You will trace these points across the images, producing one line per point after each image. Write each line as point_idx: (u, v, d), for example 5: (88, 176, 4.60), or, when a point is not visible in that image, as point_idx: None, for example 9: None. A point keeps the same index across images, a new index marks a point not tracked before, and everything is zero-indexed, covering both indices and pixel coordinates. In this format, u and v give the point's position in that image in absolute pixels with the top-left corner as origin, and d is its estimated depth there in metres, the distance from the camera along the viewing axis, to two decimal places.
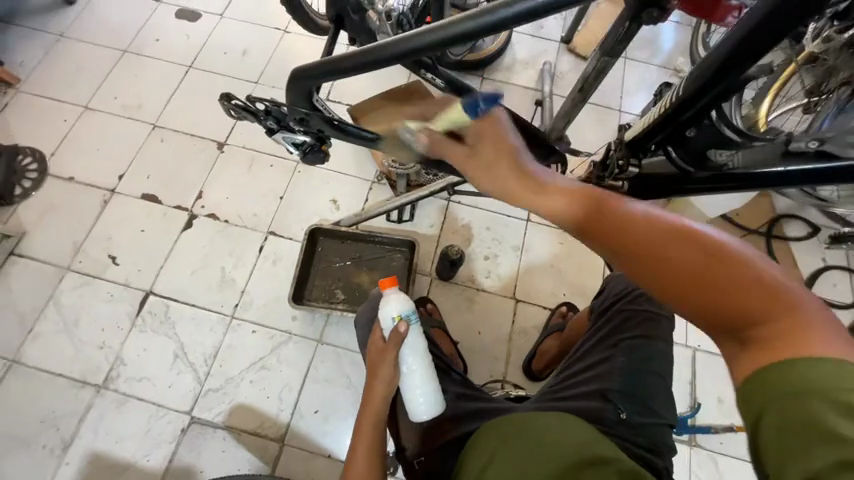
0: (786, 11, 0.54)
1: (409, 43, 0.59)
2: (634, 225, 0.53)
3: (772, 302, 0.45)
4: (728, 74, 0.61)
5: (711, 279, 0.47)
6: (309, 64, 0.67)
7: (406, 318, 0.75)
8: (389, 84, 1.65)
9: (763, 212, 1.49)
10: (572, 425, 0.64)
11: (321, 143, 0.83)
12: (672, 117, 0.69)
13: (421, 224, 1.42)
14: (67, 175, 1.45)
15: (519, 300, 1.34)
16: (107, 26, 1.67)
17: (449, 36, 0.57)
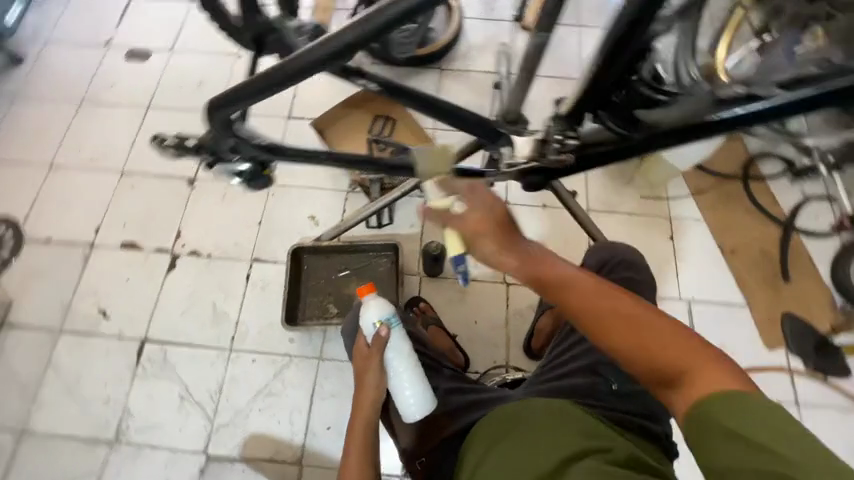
0: None
1: (338, 41, 0.57)
2: (594, 302, 0.59)
3: (693, 359, 0.54)
4: (640, 35, 0.60)
5: (650, 343, 0.56)
6: (233, 87, 0.63)
7: (387, 322, 0.75)
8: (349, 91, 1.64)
9: (737, 155, 1.49)
10: (573, 411, 0.66)
11: (262, 169, 0.79)
12: (594, 86, 0.69)
13: (402, 225, 1.42)
14: (44, 237, 1.45)
15: (510, 284, 1.35)
16: (58, 81, 1.66)
17: (377, 26, 0.57)
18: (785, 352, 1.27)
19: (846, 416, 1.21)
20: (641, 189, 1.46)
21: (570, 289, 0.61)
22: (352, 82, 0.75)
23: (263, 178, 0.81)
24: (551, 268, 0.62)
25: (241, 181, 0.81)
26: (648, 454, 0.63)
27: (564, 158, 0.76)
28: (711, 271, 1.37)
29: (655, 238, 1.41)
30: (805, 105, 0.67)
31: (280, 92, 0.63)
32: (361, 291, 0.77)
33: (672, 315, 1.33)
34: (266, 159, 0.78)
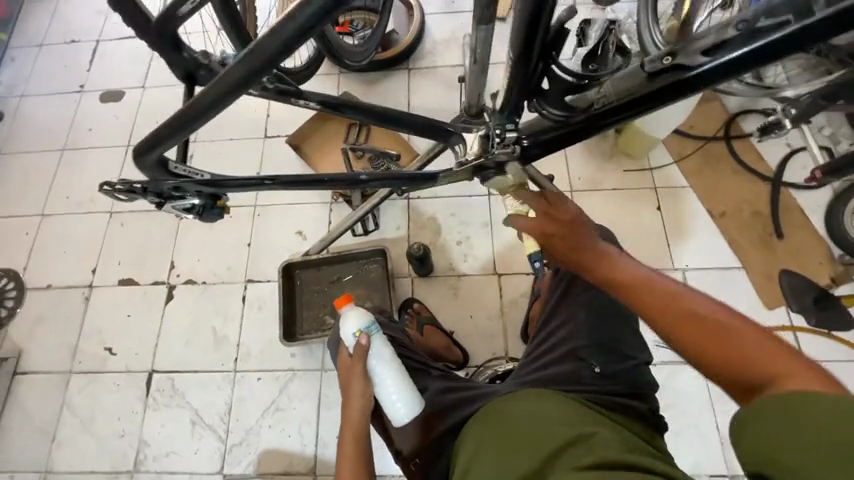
0: None
1: (255, 58, 0.54)
2: (658, 297, 0.59)
3: (775, 360, 0.50)
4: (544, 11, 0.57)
5: (724, 339, 0.53)
6: (171, 119, 0.64)
7: (366, 330, 0.81)
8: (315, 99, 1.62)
9: (718, 115, 1.47)
10: (562, 400, 0.70)
11: (214, 201, 0.80)
12: (516, 76, 0.66)
13: (388, 229, 1.43)
14: (45, 283, 1.49)
15: (502, 274, 1.35)
16: (40, 130, 1.69)
17: (287, 38, 0.52)
18: (786, 310, 1.25)
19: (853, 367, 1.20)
20: (622, 162, 1.45)
21: (636, 284, 0.61)
22: (291, 103, 0.73)
23: (216, 210, 0.82)
24: (614, 270, 0.64)
25: (194, 215, 0.81)
26: (637, 437, 0.67)
27: (512, 150, 0.77)
28: (702, 236, 1.36)
29: (642, 210, 1.40)
30: (751, 60, 0.61)
31: (209, 120, 0.63)
32: (337, 304, 0.81)
33: None
34: (213, 192, 0.78)
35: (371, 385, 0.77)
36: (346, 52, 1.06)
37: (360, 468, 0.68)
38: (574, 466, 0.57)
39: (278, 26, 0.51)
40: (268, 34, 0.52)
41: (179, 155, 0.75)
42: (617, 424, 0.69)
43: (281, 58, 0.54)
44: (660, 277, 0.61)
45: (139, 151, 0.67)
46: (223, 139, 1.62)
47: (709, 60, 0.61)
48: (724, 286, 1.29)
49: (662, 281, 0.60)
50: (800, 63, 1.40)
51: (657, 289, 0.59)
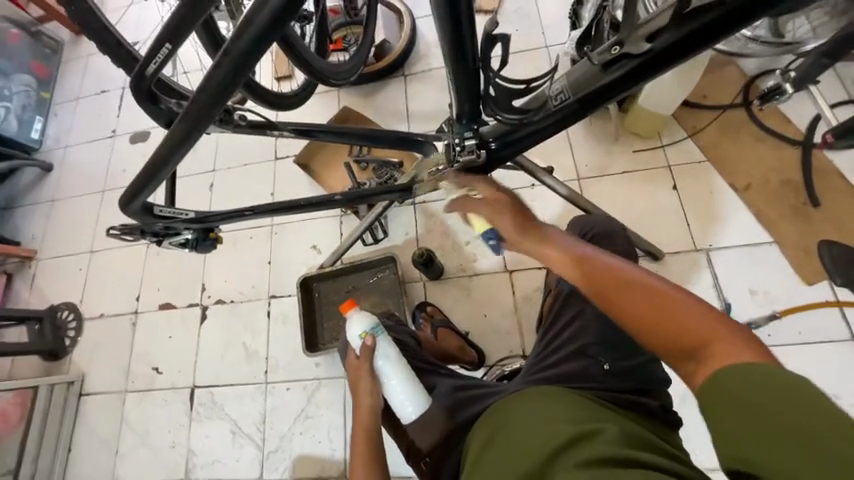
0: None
1: (210, 81, 0.56)
2: (605, 276, 0.58)
3: (712, 329, 0.50)
4: (462, 29, 0.57)
5: (663, 312, 0.53)
6: (155, 156, 0.67)
7: (372, 331, 0.81)
8: (313, 115, 1.64)
9: (734, 80, 1.37)
10: (572, 396, 0.66)
11: (207, 233, 0.87)
12: (459, 89, 0.67)
13: (397, 236, 1.46)
14: (98, 313, 1.65)
15: (513, 270, 1.34)
16: (83, 176, 1.88)
17: (235, 62, 0.53)
18: (829, 284, 1.15)
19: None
20: (631, 143, 1.39)
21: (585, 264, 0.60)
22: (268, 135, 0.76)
23: (209, 241, 0.88)
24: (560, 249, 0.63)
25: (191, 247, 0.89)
26: (649, 431, 0.61)
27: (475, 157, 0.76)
28: (726, 212, 1.27)
29: (656, 190, 1.33)
30: (696, 41, 0.58)
31: (177, 164, 0.68)
32: (343, 309, 0.83)
33: (693, 267, 1.24)
34: (201, 226, 0.84)
35: (378, 384, 0.78)
36: (332, 73, 1.10)
37: (372, 464, 0.70)
38: (574, 465, 0.52)
39: (212, 70, 0.55)
40: (206, 78, 0.56)
41: (166, 195, 0.81)
42: (631, 419, 0.63)
43: (222, 100, 0.58)
44: (604, 255, 0.60)
45: (125, 202, 0.74)
46: (239, 165, 1.73)
47: (655, 44, 0.59)
48: (756, 263, 1.21)
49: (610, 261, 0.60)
50: (826, 11, 1.26)
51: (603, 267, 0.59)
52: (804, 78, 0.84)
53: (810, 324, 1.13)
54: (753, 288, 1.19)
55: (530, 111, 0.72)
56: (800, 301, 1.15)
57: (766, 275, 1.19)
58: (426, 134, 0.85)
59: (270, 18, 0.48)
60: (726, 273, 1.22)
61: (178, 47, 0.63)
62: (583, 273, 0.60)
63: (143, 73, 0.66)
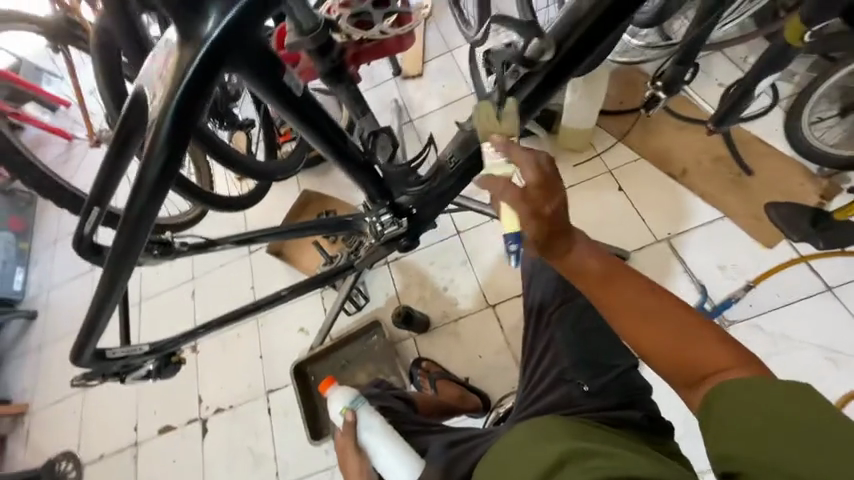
0: (297, 111, 0.58)
1: (131, 217, 0.55)
2: (632, 302, 0.56)
3: (716, 358, 0.52)
4: (324, 131, 0.62)
5: (674, 335, 0.54)
6: (96, 298, 0.66)
7: (352, 406, 0.80)
8: (277, 204, 1.73)
9: (642, 83, 1.52)
10: (537, 423, 0.65)
11: (169, 357, 0.88)
12: (361, 179, 0.72)
13: (378, 298, 1.48)
14: (98, 454, 1.59)
15: (495, 304, 1.36)
16: (68, 316, 1.90)
17: (149, 195, 0.52)
18: (788, 242, 1.19)
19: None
20: (571, 158, 1.47)
21: (610, 284, 0.57)
22: (207, 250, 0.79)
23: (172, 365, 0.89)
24: (589, 268, 0.57)
25: (155, 376, 0.88)
26: (641, 444, 0.60)
27: (398, 226, 0.80)
28: (674, 198, 1.33)
29: (604, 194, 1.40)
30: (532, 102, 0.76)
31: (111, 313, 0.68)
32: (322, 388, 0.83)
33: (659, 258, 1.28)
34: (161, 353, 0.85)
35: (367, 458, 0.77)
36: (279, 170, 1.22)
37: None
38: None
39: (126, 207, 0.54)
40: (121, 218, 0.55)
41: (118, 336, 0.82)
42: (625, 437, 0.62)
43: (134, 250, 0.59)
44: (627, 280, 0.57)
45: (76, 354, 0.74)
46: (217, 267, 1.77)
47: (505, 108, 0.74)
48: (715, 239, 1.25)
49: (631, 286, 0.56)
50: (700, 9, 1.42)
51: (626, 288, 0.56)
52: (676, 81, 0.95)
53: (785, 285, 1.15)
54: (722, 264, 1.22)
55: (431, 179, 0.79)
56: (769, 266, 1.18)
57: (730, 250, 1.23)
58: (355, 214, 0.88)
59: (158, 172, 0.50)
60: (693, 256, 1.25)
61: (108, 207, 0.64)
62: (609, 294, 0.56)
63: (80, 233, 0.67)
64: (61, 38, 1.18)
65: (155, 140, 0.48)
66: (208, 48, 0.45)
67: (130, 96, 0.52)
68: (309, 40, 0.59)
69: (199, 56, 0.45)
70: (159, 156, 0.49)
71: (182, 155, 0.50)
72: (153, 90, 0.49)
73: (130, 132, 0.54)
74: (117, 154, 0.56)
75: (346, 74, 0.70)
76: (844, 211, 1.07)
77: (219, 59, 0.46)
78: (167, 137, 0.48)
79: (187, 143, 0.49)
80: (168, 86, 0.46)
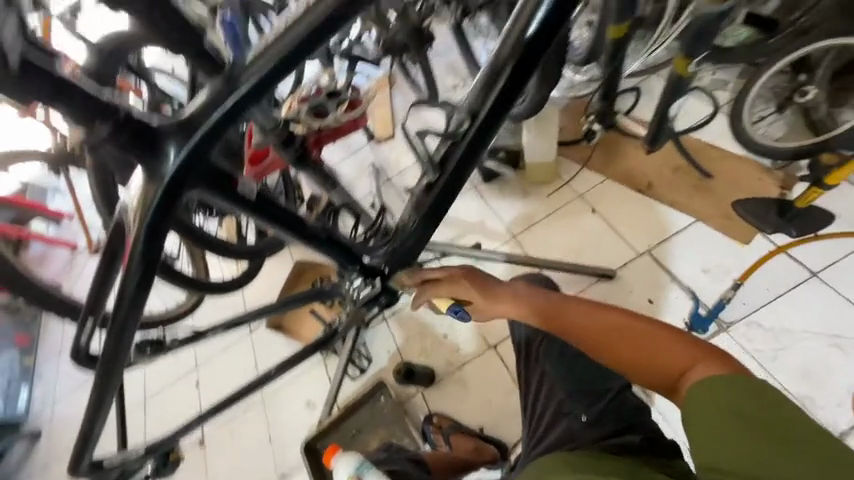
0: (261, 207, 0.63)
1: (116, 326, 0.58)
2: (588, 324, 0.63)
3: (685, 356, 0.56)
4: (286, 220, 0.66)
5: (640, 344, 0.58)
6: (88, 411, 0.67)
7: (358, 472, 0.79)
8: (272, 278, 1.77)
9: None
10: (536, 463, 0.64)
11: (168, 454, 0.87)
12: (332, 253, 0.75)
13: (381, 357, 1.47)
14: None
15: (497, 345, 1.35)
16: (73, 427, 1.86)
17: (129, 305, 0.57)
18: (764, 236, 1.23)
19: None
20: (543, 189, 1.55)
21: (563, 313, 0.66)
22: (198, 340, 0.81)
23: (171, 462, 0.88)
24: (542, 305, 0.69)
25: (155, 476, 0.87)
26: (646, 469, 0.58)
27: (371, 288, 0.83)
28: (647, 212, 1.39)
29: (579, 219, 1.46)
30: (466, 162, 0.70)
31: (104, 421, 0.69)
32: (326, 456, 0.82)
33: (644, 272, 1.31)
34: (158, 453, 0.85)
35: None
36: (267, 248, 1.31)
37: None
38: None
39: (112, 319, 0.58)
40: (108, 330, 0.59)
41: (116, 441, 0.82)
42: (627, 463, 0.60)
43: (120, 358, 0.62)
44: (576, 306, 0.66)
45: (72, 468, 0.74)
46: (219, 351, 1.77)
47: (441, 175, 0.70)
48: (694, 245, 1.29)
49: (581, 309, 0.65)
50: None
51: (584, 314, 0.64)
52: None
53: (771, 279, 1.17)
54: (704, 266, 1.26)
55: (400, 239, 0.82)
56: (751, 262, 1.22)
57: (710, 253, 1.27)
58: (332, 281, 0.90)
59: (136, 286, 0.55)
60: (677, 265, 1.28)
61: (100, 319, 0.68)
62: (566, 321, 0.65)
63: (76, 346, 0.70)
64: (60, 162, 1.30)
65: (131, 259, 0.53)
66: (169, 182, 0.50)
67: (112, 223, 0.58)
68: (272, 136, 0.70)
69: (161, 191, 0.51)
70: (136, 271, 0.54)
71: (156, 269, 0.55)
72: (127, 218, 0.55)
73: (113, 251, 0.60)
74: (104, 273, 0.62)
75: (310, 160, 0.78)
76: (803, 199, 1.13)
77: (179, 188, 0.51)
78: (141, 259, 0.53)
79: (159, 259, 0.55)
80: (138, 218, 0.52)
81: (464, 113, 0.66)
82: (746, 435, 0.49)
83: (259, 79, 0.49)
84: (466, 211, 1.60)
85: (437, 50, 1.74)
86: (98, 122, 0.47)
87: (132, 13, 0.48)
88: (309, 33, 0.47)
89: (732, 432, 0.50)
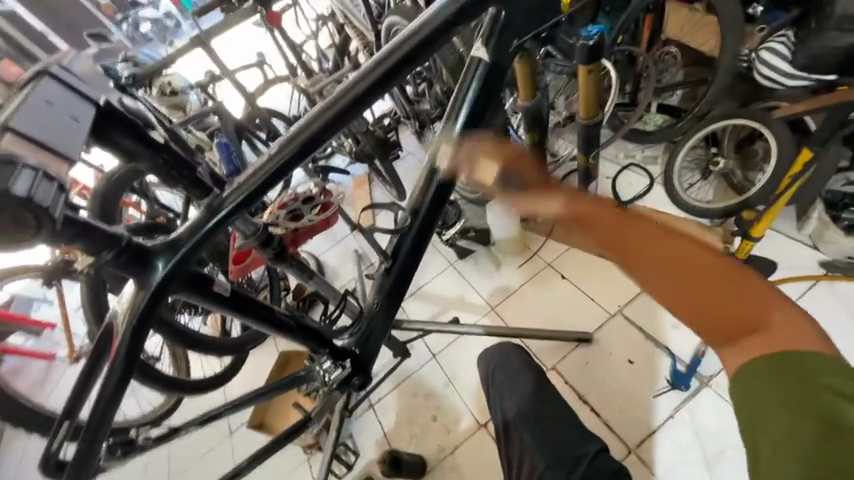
0: (237, 305, 0.70)
1: (92, 427, 0.60)
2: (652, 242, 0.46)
3: (760, 314, 0.41)
4: (259, 313, 0.72)
5: (714, 280, 0.42)
6: None
7: None
8: (254, 373, 1.72)
9: None
10: None
11: None
12: (304, 339, 0.79)
13: (368, 451, 1.39)
14: None
15: (487, 423, 1.31)
16: None
17: (107, 402, 0.59)
18: None
19: (807, 298, 1.23)
20: (514, 261, 1.66)
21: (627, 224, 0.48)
22: (171, 439, 0.80)
23: None
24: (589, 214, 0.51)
25: None
26: None
27: (340, 371, 0.84)
28: (610, 276, 1.48)
29: (552, 287, 1.54)
30: (419, 245, 0.79)
31: None
32: None
33: (618, 333, 1.35)
34: None
35: None
36: (248, 340, 1.33)
37: None
38: None
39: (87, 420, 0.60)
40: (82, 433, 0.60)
41: None
42: None
43: (88, 464, 0.61)
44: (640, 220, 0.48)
45: None
46: (193, 460, 1.64)
47: (397, 255, 0.79)
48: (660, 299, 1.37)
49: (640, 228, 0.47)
50: None
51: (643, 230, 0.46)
52: None
53: None
54: (673, 322, 1.32)
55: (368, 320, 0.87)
56: None
57: None
58: (307, 366, 0.91)
59: (115, 384, 0.59)
60: (647, 323, 1.34)
61: (76, 424, 0.68)
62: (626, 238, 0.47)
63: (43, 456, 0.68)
64: (56, 275, 1.39)
65: (115, 359, 0.58)
66: (154, 288, 0.58)
67: (102, 327, 0.64)
68: (252, 239, 0.77)
69: (148, 295, 0.58)
70: (117, 369, 0.58)
71: (136, 366, 0.60)
72: (115, 321, 0.61)
73: (97, 355, 0.64)
74: (87, 376, 0.64)
75: (286, 258, 0.87)
76: (740, 251, 1.23)
77: (162, 293, 0.59)
78: (124, 357, 0.58)
79: (140, 358, 0.60)
80: (126, 320, 0.58)
81: (408, 212, 0.77)
82: (787, 406, 0.38)
83: (238, 202, 0.61)
84: (445, 288, 1.68)
85: (406, 151, 2.00)
86: (104, 251, 0.54)
87: (141, 162, 0.62)
88: (279, 163, 0.60)
89: (775, 404, 0.39)
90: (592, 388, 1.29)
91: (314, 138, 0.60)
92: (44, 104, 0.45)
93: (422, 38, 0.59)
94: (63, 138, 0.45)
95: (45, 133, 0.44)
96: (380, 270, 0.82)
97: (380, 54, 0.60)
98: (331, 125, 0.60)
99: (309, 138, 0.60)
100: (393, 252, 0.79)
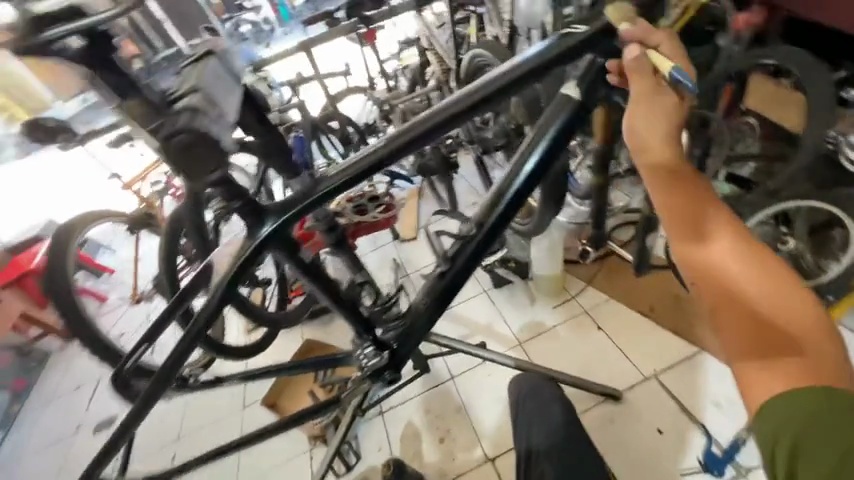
0: (312, 274, 0.76)
1: (181, 347, 0.69)
2: (730, 263, 0.47)
3: (817, 356, 0.41)
4: (328, 286, 0.78)
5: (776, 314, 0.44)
6: (125, 422, 0.74)
7: None
8: (278, 353, 1.80)
9: None
10: None
11: None
12: (354, 321, 0.84)
13: (371, 456, 1.39)
14: None
15: (494, 458, 1.28)
16: None
17: (196, 331, 0.68)
18: None
19: None
20: (550, 301, 1.64)
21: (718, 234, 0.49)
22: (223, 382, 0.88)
23: None
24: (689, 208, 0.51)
25: None
26: None
27: (379, 359, 0.87)
28: (650, 337, 1.42)
29: (586, 335, 1.50)
30: (479, 256, 0.82)
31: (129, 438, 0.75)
32: None
33: (650, 397, 1.29)
34: None
35: None
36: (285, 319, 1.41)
37: None
38: None
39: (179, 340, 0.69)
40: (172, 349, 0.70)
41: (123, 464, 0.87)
42: None
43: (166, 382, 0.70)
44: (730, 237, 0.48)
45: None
46: (204, 423, 1.71)
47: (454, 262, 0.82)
48: (703, 371, 1.29)
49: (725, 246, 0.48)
50: None
51: (727, 243, 0.48)
52: None
53: None
54: (715, 401, 1.23)
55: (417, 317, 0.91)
56: None
57: (720, 385, 1.25)
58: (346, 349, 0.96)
59: (208, 316, 0.67)
60: (685, 394, 1.27)
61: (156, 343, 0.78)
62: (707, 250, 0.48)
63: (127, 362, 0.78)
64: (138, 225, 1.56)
65: (214, 294, 0.67)
66: (258, 242, 0.66)
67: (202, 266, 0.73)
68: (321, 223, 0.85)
69: (252, 246, 0.66)
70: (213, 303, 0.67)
71: (227, 305, 0.68)
72: (218, 263, 0.69)
73: (192, 289, 0.73)
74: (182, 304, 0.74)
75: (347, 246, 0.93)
76: None
77: (262, 248, 0.66)
78: (218, 296, 0.67)
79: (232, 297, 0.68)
80: (226, 267, 0.67)
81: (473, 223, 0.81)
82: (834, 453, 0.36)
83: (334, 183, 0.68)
84: (476, 313, 1.69)
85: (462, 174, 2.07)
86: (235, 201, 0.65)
87: (257, 136, 0.72)
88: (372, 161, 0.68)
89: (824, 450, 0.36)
90: (615, 447, 1.23)
91: (413, 140, 0.67)
92: (215, 75, 0.58)
93: (519, 73, 0.67)
94: (226, 102, 0.57)
95: (218, 95, 0.56)
96: (433, 274, 0.86)
97: (480, 81, 0.68)
98: (430, 131, 0.67)
99: (408, 140, 0.67)
100: (451, 257, 0.82)
